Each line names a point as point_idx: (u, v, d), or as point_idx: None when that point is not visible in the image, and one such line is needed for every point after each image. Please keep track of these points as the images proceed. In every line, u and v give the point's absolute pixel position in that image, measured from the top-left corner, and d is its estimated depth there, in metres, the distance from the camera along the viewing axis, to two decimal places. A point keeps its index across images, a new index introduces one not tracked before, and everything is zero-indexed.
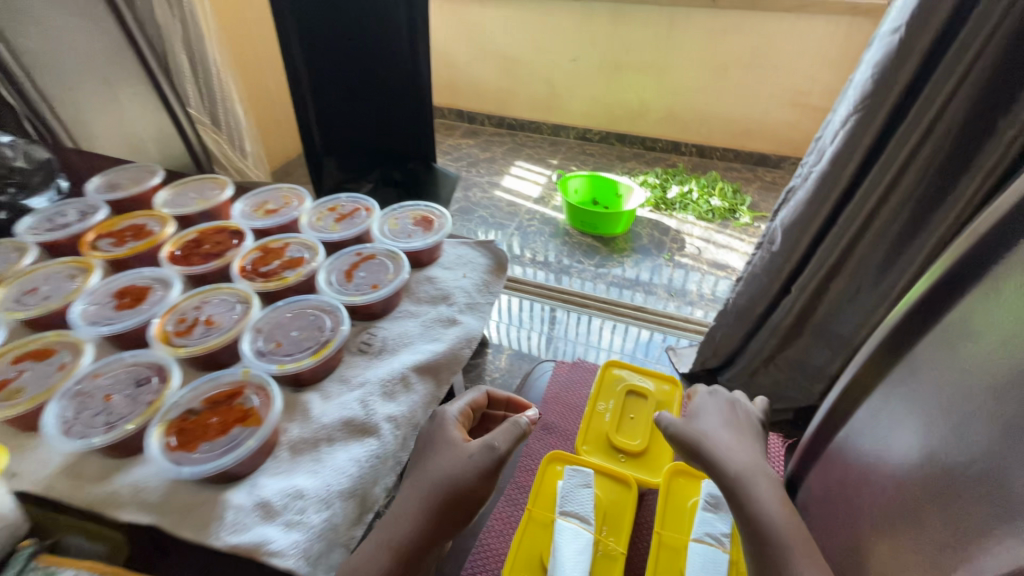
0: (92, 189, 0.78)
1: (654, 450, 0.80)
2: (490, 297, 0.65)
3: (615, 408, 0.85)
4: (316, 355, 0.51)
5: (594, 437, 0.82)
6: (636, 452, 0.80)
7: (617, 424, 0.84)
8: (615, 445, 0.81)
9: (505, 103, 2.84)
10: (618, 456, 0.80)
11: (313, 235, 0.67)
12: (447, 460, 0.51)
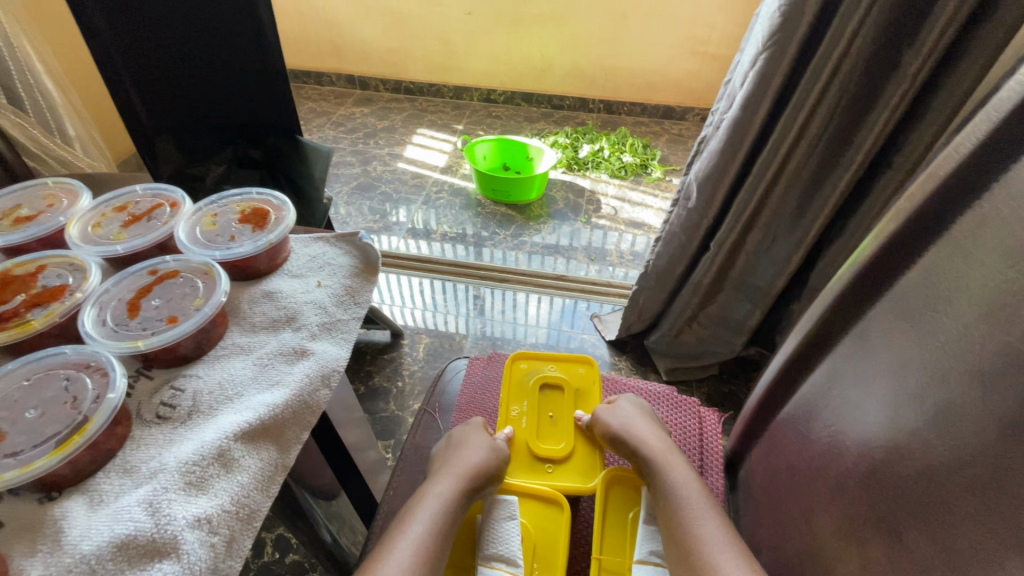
0: None
1: (581, 449, 0.72)
2: (356, 311, 0.49)
3: (530, 409, 0.76)
4: (59, 448, 0.33)
5: (515, 451, 0.72)
6: (563, 457, 0.71)
7: (537, 428, 0.74)
8: (539, 455, 0.71)
9: (398, 64, 2.56)
10: (544, 467, 0.70)
11: (84, 250, 0.47)
12: (486, 456, 0.63)
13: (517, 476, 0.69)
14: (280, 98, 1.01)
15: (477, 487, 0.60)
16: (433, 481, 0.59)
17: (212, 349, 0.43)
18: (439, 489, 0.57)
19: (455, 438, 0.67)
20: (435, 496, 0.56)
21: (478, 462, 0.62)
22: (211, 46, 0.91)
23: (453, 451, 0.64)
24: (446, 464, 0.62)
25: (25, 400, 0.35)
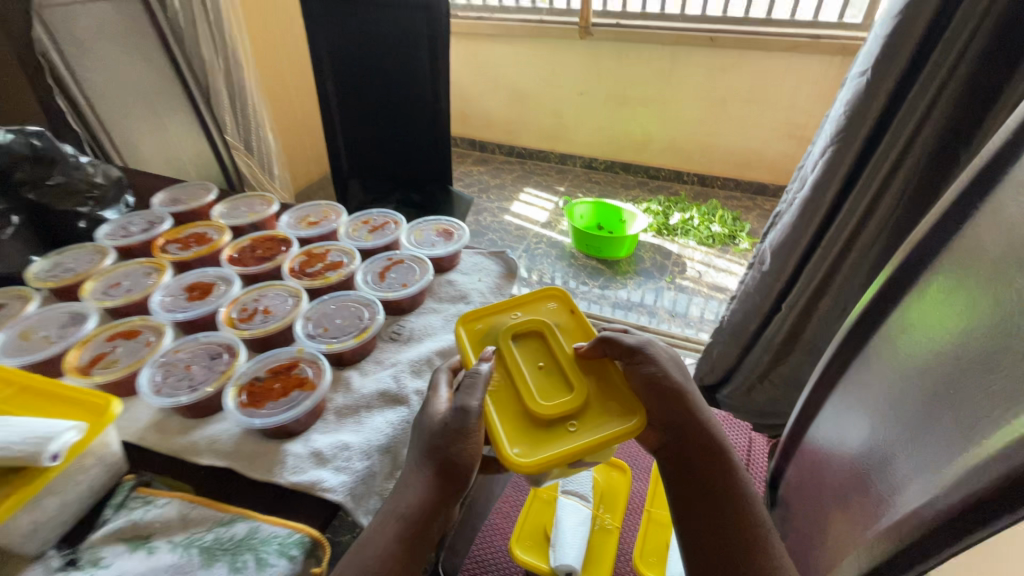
0: (158, 204, 0.90)
1: (592, 396, 0.57)
2: (501, 297, 0.75)
3: (511, 364, 0.58)
4: (359, 336, 0.61)
5: (512, 417, 0.55)
6: (578, 407, 0.55)
7: (529, 380, 0.57)
8: (542, 415, 0.54)
9: (515, 132, 2.99)
10: (557, 428, 0.54)
11: (349, 243, 0.78)
12: (470, 439, 0.50)
13: (530, 445, 0.52)
14: (441, 149, 1.31)
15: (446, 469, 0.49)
16: (412, 476, 0.49)
17: (415, 309, 0.71)
18: (419, 491, 0.48)
19: (424, 413, 0.53)
20: (416, 492, 0.48)
21: (457, 456, 0.49)
22: (405, 123, 1.30)
23: (426, 431, 0.51)
24: (419, 451, 0.50)
25: (334, 312, 0.65)
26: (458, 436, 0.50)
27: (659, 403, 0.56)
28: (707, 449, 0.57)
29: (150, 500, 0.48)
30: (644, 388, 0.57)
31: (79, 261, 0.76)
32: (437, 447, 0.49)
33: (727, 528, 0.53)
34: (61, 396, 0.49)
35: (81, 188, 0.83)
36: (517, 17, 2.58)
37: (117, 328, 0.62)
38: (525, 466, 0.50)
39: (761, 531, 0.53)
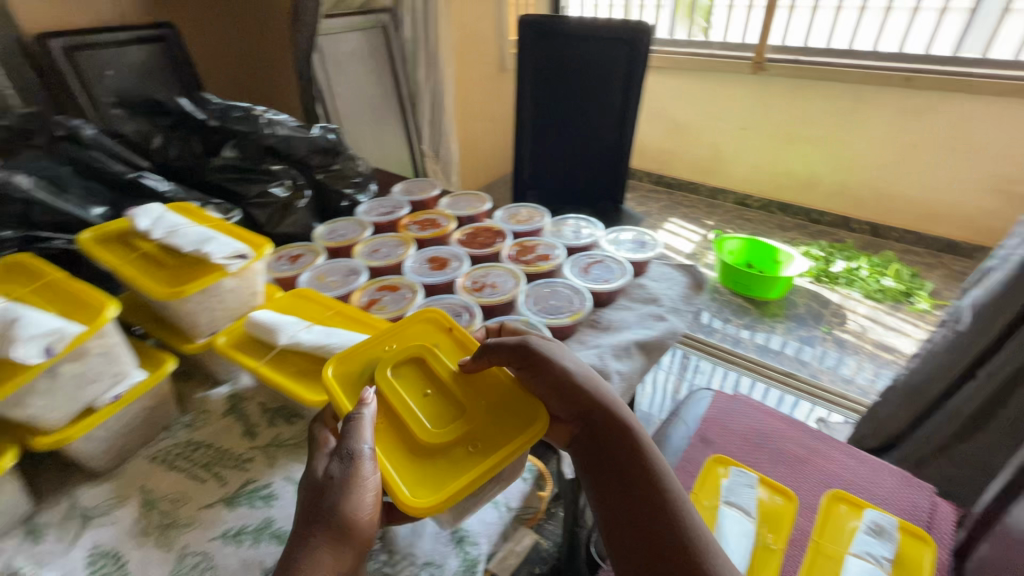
0: (397, 193, 1.11)
1: (484, 412, 0.52)
2: (689, 307, 0.80)
3: (389, 401, 0.52)
4: (572, 317, 0.72)
5: (396, 456, 0.49)
6: (471, 431, 0.50)
7: (419, 411, 0.52)
8: (433, 450, 0.49)
9: (669, 164, 2.93)
10: (459, 459, 0.48)
11: (556, 241, 0.89)
12: (364, 487, 0.44)
13: (424, 488, 0.46)
14: (616, 169, 1.39)
15: (332, 524, 0.42)
16: (298, 555, 0.41)
17: (610, 304, 0.80)
18: (309, 556, 0.41)
19: (307, 478, 0.46)
20: (310, 559, 0.40)
21: (357, 511, 0.43)
22: (589, 144, 1.41)
23: (314, 494, 0.44)
24: (303, 522, 0.43)
25: (549, 295, 0.76)
26: (359, 487, 0.44)
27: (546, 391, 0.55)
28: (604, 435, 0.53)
29: None
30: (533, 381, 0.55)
31: (347, 230, 0.97)
32: (328, 501, 0.43)
33: (643, 524, 0.48)
34: (365, 322, 0.66)
35: (347, 174, 1.06)
36: (687, 50, 2.58)
37: (383, 282, 0.79)
38: (424, 508, 0.44)
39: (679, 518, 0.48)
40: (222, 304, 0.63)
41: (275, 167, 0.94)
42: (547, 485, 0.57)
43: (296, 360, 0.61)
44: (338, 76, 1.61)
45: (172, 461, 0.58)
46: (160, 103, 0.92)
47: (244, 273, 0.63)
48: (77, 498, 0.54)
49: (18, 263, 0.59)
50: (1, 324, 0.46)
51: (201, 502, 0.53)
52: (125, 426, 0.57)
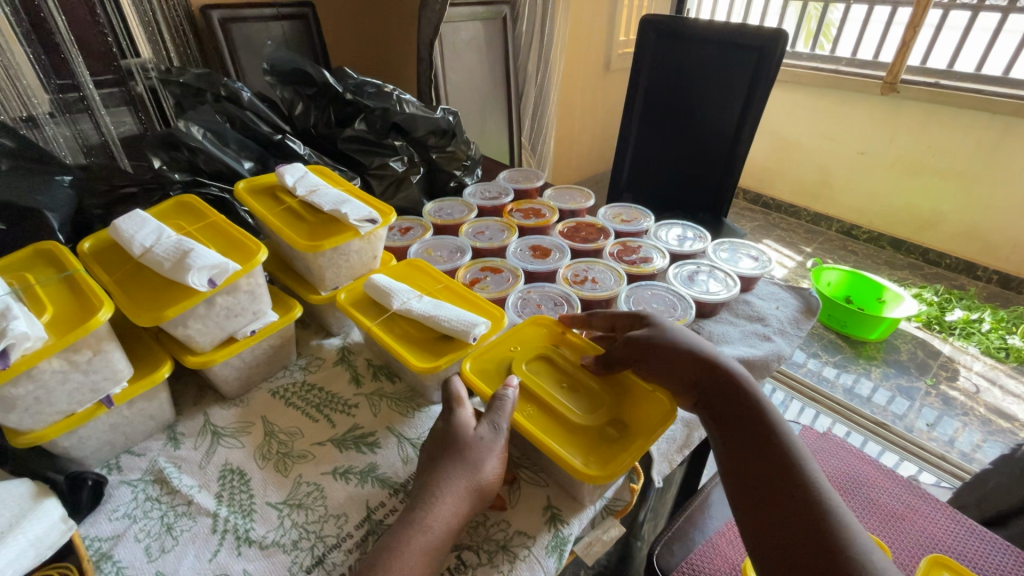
0: (502, 179, 1.14)
1: (622, 399, 0.54)
2: (798, 331, 0.76)
3: (531, 389, 0.54)
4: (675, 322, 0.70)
5: (551, 433, 0.51)
6: (617, 416, 0.53)
7: (557, 396, 0.54)
8: (581, 429, 0.51)
9: (768, 182, 2.75)
10: (609, 438, 0.51)
11: (660, 245, 0.88)
12: (499, 454, 0.48)
13: (587, 458, 0.48)
14: (721, 182, 1.32)
15: (471, 474, 0.46)
16: (438, 494, 0.45)
17: (711, 316, 0.78)
18: (447, 498, 0.45)
19: (450, 426, 0.49)
20: (451, 501, 0.45)
21: (488, 475, 0.47)
22: (697, 150, 1.36)
23: (460, 446, 0.47)
24: (448, 465, 0.46)
25: (650, 297, 0.75)
26: (496, 454, 0.48)
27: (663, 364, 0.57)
28: (722, 400, 0.55)
29: None
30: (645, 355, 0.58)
31: (453, 209, 1.00)
32: (474, 457, 0.47)
33: (776, 482, 0.49)
34: (471, 300, 0.66)
35: (460, 156, 1.10)
36: (809, 64, 2.40)
37: (487, 263, 0.82)
38: (596, 476, 0.47)
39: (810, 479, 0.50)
40: (348, 263, 0.67)
41: (397, 142, 1.00)
42: (638, 481, 0.56)
43: (405, 327, 0.62)
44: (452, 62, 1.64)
45: (289, 397, 0.63)
46: (305, 70, 0.94)
47: (369, 237, 0.67)
48: (210, 415, 0.61)
49: (187, 203, 0.66)
50: (178, 254, 0.53)
51: (314, 439, 0.58)
52: (255, 360, 0.63)
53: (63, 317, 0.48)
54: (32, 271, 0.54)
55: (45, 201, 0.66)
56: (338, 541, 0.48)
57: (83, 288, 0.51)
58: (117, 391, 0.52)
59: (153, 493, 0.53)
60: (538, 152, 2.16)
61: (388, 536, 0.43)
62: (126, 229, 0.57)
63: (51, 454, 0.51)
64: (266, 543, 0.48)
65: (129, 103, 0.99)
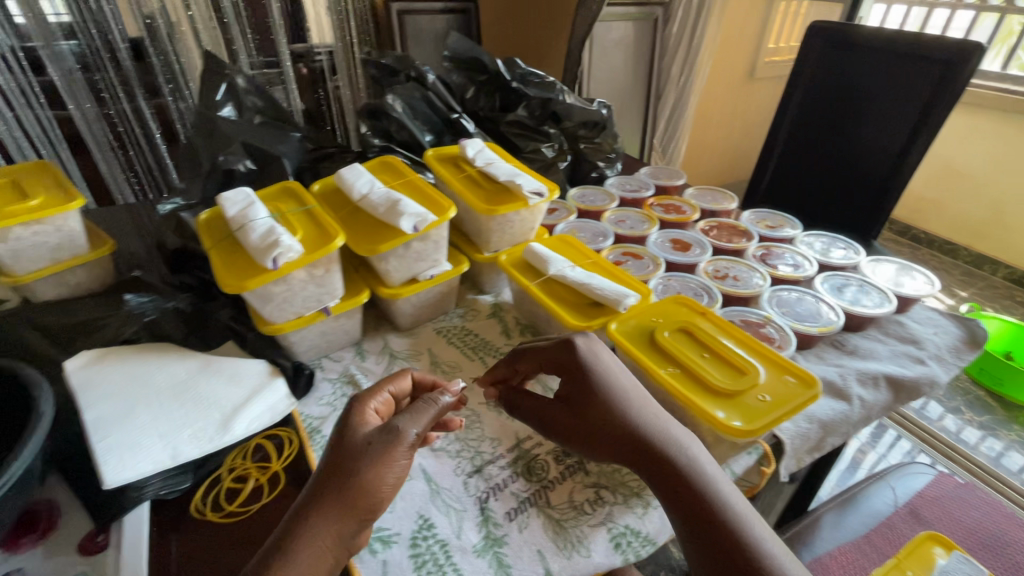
0: (643, 175, 1.17)
1: (761, 373, 0.55)
2: (957, 361, 0.72)
3: (675, 352, 0.57)
4: (820, 328, 0.70)
5: (694, 392, 0.53)
6: (760, 385, 0.54)
7: (699, 361, 0.57)
8: (723, 392, 0.53)
9: (923, 213, 2.47)
10: (749, 403, 0.52)
11: (808, 254, 0.86)
12: (390, 467, 0.45)
13: (732, 417, 0.50)
14: (875, 204, 1.23)
15: (350, 491, 0.43)
16: (308, 517, 0.42)
17: (857, 331, 0.76)
18: (335, 517, 0.42)
19: (347, 437, 0.46)
20: (342, 517, 0.42)
21: (383, 486, 0.44)
22: (853, 162, 1.27)
23: (356, 455, 0.45)
24: (336, 479, 0.43)
25: (794, 302, 0.75)
26: (397, 464, 0.46)
27: (586, 417, 0.52)
28: (636, 434, 0.50)
29: None
30: (570, 411, 0.54)
31: (596, 197, 1.05)
32: (374, 469, 0.44)
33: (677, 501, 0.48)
34: (618, 276, 0.71)
35: (605, 148, 1.15)
36: (997, 85, 2.12)
37: (629, 249, 0.86)
38: (740, 430, 0.49)
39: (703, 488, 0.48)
40: (511, 229, 0.75)
41: (551, 130, 1.07)
42: (770, 465, 0.56)
43: (558, 289, 0.69)
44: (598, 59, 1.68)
45: (450, 337, 0.73)
46: (480, 59, 1.05)
47: (533, 209, 0.75)
48: (388, 341, 0.72)
49: (387, 161, 0.78)
50: (390, 202, 0.65)
51: (472, 375, 0.67)
52: (427, 301, 0.73)
53: (309, 238, 0.61)
54: (282, 202, 0.69)
55: (283, 150, 0.82)
56: (494, 458, 0.56)
57: (319, 219, 0.64)
58: (333, 304, 0.65)
59: (347, 392, 0.64)
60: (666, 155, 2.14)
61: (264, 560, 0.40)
62: (349, 179, 0.71)
63: (279, 344, 0.66)
64: (435, 447, 0.57)
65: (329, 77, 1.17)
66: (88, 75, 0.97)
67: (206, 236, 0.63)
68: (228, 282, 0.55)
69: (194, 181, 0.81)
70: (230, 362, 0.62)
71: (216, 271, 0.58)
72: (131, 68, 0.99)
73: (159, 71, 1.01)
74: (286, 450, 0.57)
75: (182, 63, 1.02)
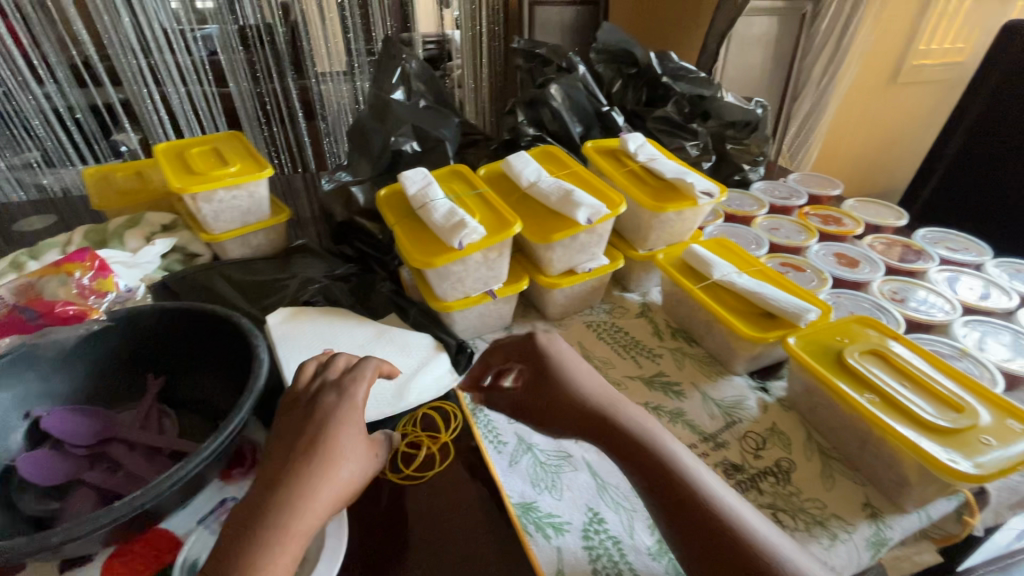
0: (792, 181, 1.09)
1: (979, 412, 0.49)
2: None
3: (867, 378, 0.53)
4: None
5: (899, 425, 0.49)
6: (977, 426, 0.48)
7: (898, 392, 0.52)
8: (934, 429, 0.48)
9: None
10: (969, 446, 0.47)
11: (1004, 284, 0.77)
12: (353, 443, 0.46)
13: (954, 458, 0.45)
14: None
15: (315, 455, 0.43)
16: (282, 477, 0.41)
17: None
18: (318, 486, 0.42)
19: (336, 406, 0.47)
20: (328, 488, 0.42)
21: (358, 472, 0.45)
22: None
23: (347, 430, 0.46)
24: (295, 451, 0.43)
25: (992, 337, 0.67)
26: (368, 459, 0.47)
27: (548, 401, 0.56)
28: (599, 417, 0.52)
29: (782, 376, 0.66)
30: (536, 394, 0.58)
31: (742, 201, 0.99)
32: (356, 452, 0.46)
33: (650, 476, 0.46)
34: (789, 288, 0.67)
35: (754, 150, 1.06)
36: None
37: (788, 260, 0.80)
38: (961, 474, 0.44)
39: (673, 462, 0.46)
40: (671, 229, 0.73)
41: (699, 128, 1.01)
42: (974, 516, 0.51)
43: (724, 296, 0.66)
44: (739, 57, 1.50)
45: (600, 332, 0.72)
46: (632, 51, 1.02)
47: (698, 210, 0.72)
48: (538, 329, 0.73)
49: (551, 152, 0.80)
50: (563, 192, 0.65)
51: (626, 373, 0.66)
52: (579, 293, 0.73)
53: (488, 222, 0.62)
54: (452, 184, 0.71)
55: (446, 133, 0.85)
56: None
57: (492, 204, 0.66)
58: (498, 287, 0.66)
59: None
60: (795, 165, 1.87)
61: (248, 517, 0.39)
62: (517, 166, 0.72)
63: (442, 321, 0.68)
64: None
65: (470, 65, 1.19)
66: (248, 54, 1.04)
67: (389, 212, 0.66)
68: (418, 258, 0.58)
69: (363, 159, 0.86)
70: (399, 333, 0.65)
71: (402, 246, 0.61)
72: (297, 50, 1.06)
73: (310, 55, 1.06)
74: (452, 423, 0.59)
75: (328, 46, 1.06)
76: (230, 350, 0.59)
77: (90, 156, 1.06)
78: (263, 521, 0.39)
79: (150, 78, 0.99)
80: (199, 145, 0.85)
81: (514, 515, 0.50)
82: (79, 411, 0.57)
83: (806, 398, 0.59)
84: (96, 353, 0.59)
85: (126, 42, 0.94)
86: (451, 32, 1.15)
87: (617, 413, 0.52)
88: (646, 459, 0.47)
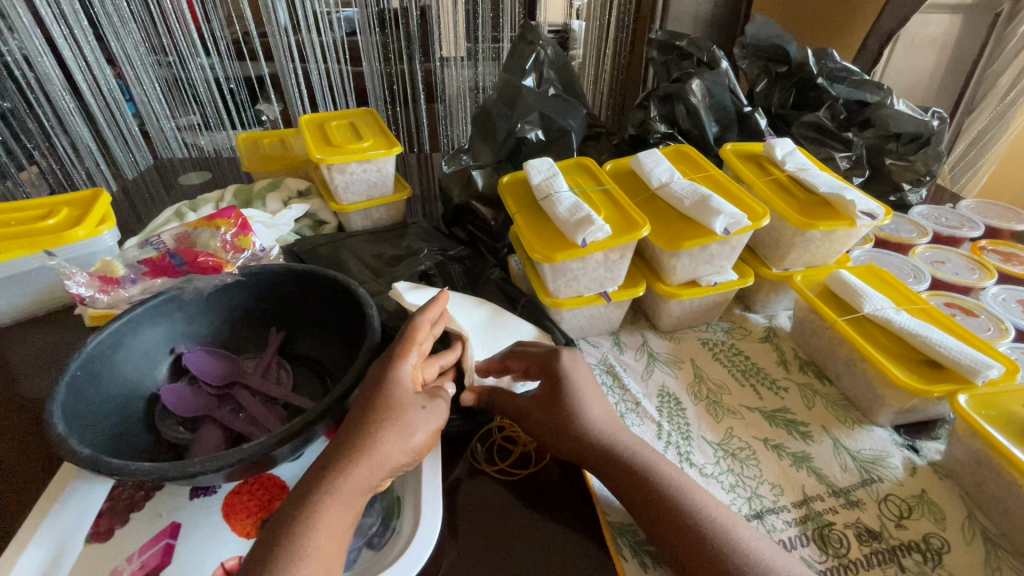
0: (965, 207, 0.93)
1: None
2: None
3: None
4: None
5: None
6: None
7: None
8: None
9: None
10: None
11: None
12: (404, 421, 0.43)
13: None
14: None
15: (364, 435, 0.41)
16: (328, 457, 0.41)
17: None
18: (365, 464, 0.40)
19: (383, 380, 0.44)
20: (377, 471, 0.41)
21: (410, 445, 0.43)
22: None
23: (393, 407, 0.43)
24: (341, 433, 0.42)
25: None
26: (423, 422, 0.44)
27: (553, 430, 0.51)
28: (604, 448, 0.49)
29: (937, 436, 0.56)
30: (540, 416, 0.52)
31: (899, 226, 0.87)
32: (403, 419, 0.43)
33: (673, 536, 0.42)
34: (961, 335, 0.57)
35: (921, 166, 0.91)
36: None
37: (958, 300, 0.68)
38: None
39: (700, 524, 0.42)
40: (815, 249, 0.65)
41: (855, 138, 0.90)
42: None
43: (873, 334, 0.57)
44: (920, 56, 1.19)
45: (718, 353, 0.66)
46: (784, 47, 0.92)
47: (853, 231, 0.63)
48: (648, 339, 0.69)
49: (684, 152, 0.74)
50: (699, 197, 0.60)
51: (743, 402, 0.60)
52: (698, 306, 0.67)
53: (616, 220, 0.59)
54: (577, 177, 0.69)
55: (572, 124, 0.83)
56: (775, 508, 0.49)
57: (619, 202, 0.62)
58: (613, 290, 0.63)
59: (608, 381, 0.63)
60: (956, 188, 1.40)
61: (299, 489, 0.39)
62: (647, 163, 0.68)
63: (550, 316, 0.66)
64: (705, 471, 0.53)
65: (596, 53, 1.14)
66: (382, 35, 1.06)
67: (511, 200, 0.65)
68: (540, 250, 0.56)
69: (485, 144, 0.86)
70: (507, 318, 0.64)
71: (522, 236, 0.59)
72: (428, 34, 1.06)
73: (438, 37, 1.06)
74: None
75: (457, 29, 1.06)
76: (344, 315, 0.61)
77: (239, 123, 1.18)
78: (302, 498, 0.38)
79: (296, 54, 1.05)
80: (338, 119, 0.90)
81: (610, 537, 0.47)
82: (215, 352, 0.62)
83: (971, 469, 0.49)
84: (233, 303, 0.65)
85: (280, 22, 1.01)
86: (574, 22, 1.11)
87: (637, 463, 0.47)
88: (669, 517, 0.43)
